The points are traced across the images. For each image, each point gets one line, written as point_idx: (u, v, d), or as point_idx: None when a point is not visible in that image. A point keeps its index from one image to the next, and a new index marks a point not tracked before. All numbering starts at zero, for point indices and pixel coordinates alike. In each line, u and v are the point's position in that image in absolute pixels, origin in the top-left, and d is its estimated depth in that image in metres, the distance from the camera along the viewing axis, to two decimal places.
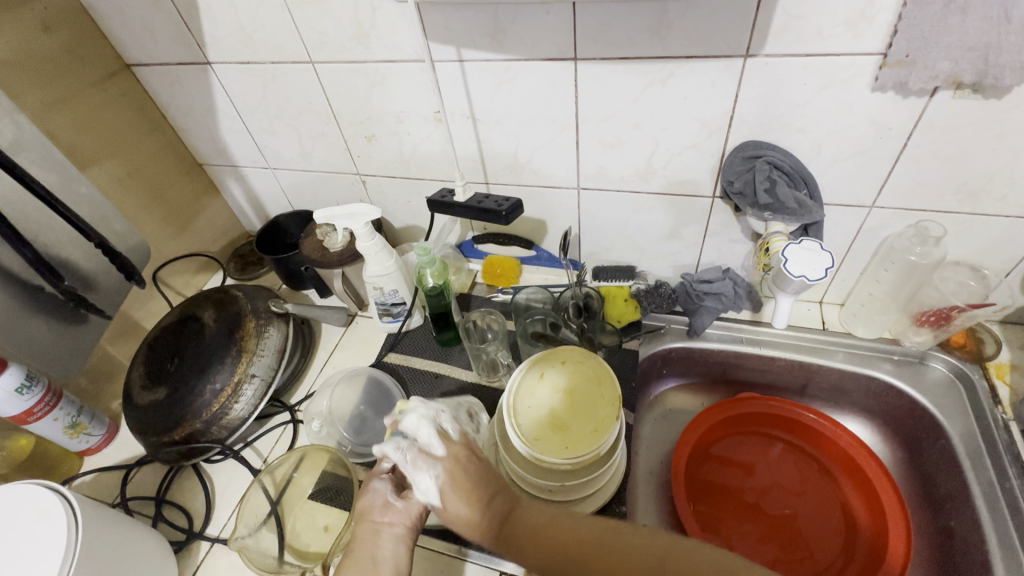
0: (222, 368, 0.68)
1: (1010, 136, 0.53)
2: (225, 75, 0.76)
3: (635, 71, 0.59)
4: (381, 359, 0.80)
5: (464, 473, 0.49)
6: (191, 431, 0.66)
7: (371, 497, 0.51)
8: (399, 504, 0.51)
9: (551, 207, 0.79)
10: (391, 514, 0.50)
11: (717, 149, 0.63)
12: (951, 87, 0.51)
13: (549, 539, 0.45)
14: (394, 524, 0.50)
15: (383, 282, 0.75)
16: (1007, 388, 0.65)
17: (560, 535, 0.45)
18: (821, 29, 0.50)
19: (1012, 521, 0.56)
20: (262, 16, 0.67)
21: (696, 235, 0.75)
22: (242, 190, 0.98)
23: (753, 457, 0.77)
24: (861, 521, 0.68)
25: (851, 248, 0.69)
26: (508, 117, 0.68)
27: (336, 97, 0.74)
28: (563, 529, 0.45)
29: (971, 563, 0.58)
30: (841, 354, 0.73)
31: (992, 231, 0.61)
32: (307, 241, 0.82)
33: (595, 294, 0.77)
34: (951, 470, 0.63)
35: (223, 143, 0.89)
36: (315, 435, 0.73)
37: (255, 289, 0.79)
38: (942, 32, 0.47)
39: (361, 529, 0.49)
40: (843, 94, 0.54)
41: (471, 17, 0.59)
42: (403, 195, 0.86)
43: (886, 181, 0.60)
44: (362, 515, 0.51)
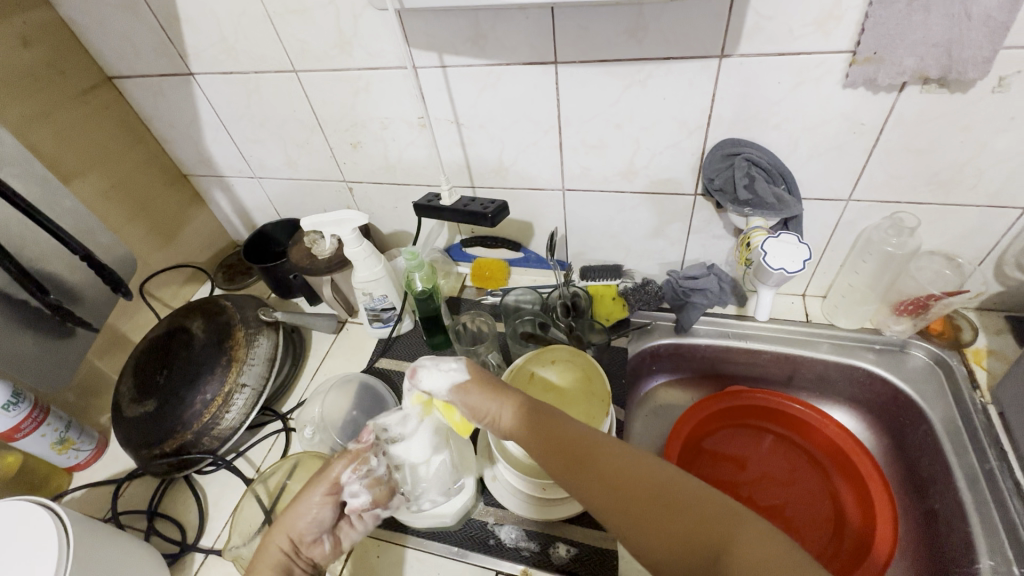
0: (213, 378, 0.68)
1: (976, 128, 0.55)
2: (209, 86, 0.77)
3: (615, 73, 0.60)
4: (373, 364, 0.81)
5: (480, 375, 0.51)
6: (182, 442, 0.66)
7: (308, 524, 0.50)
8: (327, 545, 0.52)
9: (536, 209, 0.80)
10: (314, 549, 0.51)
11: (698, 147, 0.65)
12: (919, 82, 0.53)
13: (564, 442, 0.44)
14: (310, 558, 0.51)
15: (373, 288, 0.76)
16: (985, 372, 0.67)
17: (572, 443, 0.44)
18: (792, 29, 0.52)
19: (992, 501, 0.57)
20: (244, 26, 0.67)
21: (679, 232, 0.76)
22: (228, 201, 0.98)
23: (744, 450, 0.78)
24: (849, 510, 0.69)
25: (831, 241, 0.71)
26: (491, 121, 0.69)
27: (320, 105, 0.74)
28: (574, 438, 0.45)
29: (955, 546, 0.59)
30: (825, 344, 0.75)
31: (964, 221, 0.63)
32: (296, 249, 0.82)
33: (582, 293, 0.79)
34: (933, 454, 0.65)
35: (207, 153, 0.89)
36: (308, 442, 0.71)
37: (243, 299, 0.79)
38: (907, 29, 0.49)
39: (278, 542, 0.49)
40: (815, 91, 0.56)
41: (452, 24, 0.60)
42: (390, 201, 0.87)
43: (862, 174, 0.62)
44: (288, 527, 0.50)
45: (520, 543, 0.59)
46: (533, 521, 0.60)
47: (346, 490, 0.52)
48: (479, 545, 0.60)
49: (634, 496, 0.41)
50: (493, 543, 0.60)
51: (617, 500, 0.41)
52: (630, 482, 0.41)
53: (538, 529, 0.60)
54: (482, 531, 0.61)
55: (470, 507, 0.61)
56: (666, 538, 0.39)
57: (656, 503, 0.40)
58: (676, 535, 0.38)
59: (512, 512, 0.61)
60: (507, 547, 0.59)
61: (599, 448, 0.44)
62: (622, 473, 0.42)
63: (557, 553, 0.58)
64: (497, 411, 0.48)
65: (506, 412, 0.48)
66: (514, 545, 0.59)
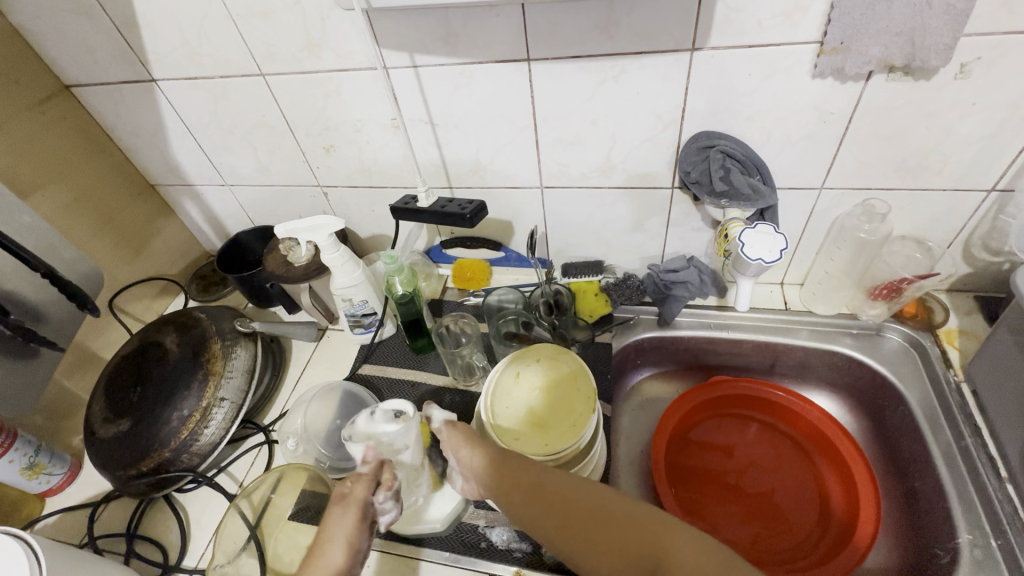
0: (189, 394, 0.67)
1: (941, 114, 0.56)
2: (172, 92, 0.74)
3: (587, 69, 0.60)
4: (355, 372, 0.79)
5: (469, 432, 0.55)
6: (159, 461, 0.64)
7: (350, 558, 0.46)
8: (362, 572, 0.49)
9: (515, 208, 0.79)
10: None
11: (673, 141, 0.65)
12: (884, 70, 0.54)
13: (519, 479, 0.50)
14: None
15: (352, 293, 0.74)
16: (957, 352, 0.68)
17: (527, 479, 0.50)
18: (760, 20, 0.52)
19: (969, 477, 0.59)
20: (207, 30, 0.65)
21: (658, 226, 0.76)
22: (199, 209, 0.95)
23: (730, 439, 0.79)
24: (833, 493, 0.71)
25: (806, 229, 0.72)
26: (466, 121, 0.69)
27: (290, 108, 0.73)
28: (531, 474, 0.50)
29: (934, 522, 0.60)
30: (804, 332, 0.76)
31: (931, 205, 0.65)
32: (271, 257, 0.80)
33: (564, 290, 0.79)
34: (911, 433, 0.67)
35: (175, 162, 0.86)
36: (291, 454, 0.70)
37: (218, 310, 0.77)
38: (872, 18, 0.50)
39: None
40: (785, 83, 0.57)
41: (421, 23, 0.59)
42: (366, 205, 0.85)
43: (833, 162, 0.63)
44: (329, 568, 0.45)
45: (512, 545, 0.59)
46: None
47: (376, 512, 0.49)
48: (470, 549, 0.59)
49: (583, 522, 0.47)
50: (485, 546, 0.59)
51: (571, 528, 0.47)
52: (580, 511, 0.48)
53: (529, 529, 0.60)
54: (473, 535, 0.60)
55: (459, 511, 0.61)
56: (612, 557, 0.46)
57: (604, 528, 0.47)
58: (621, 554, 0.45)
59: (502, 514, 0.61)
60: (499, 549, 0.59)
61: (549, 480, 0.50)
62: (573, 504, 0.48)
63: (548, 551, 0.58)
64: (469, 458, 0.53)
65: (474, 456, 0.52)
66: (506, 547, 0.59)
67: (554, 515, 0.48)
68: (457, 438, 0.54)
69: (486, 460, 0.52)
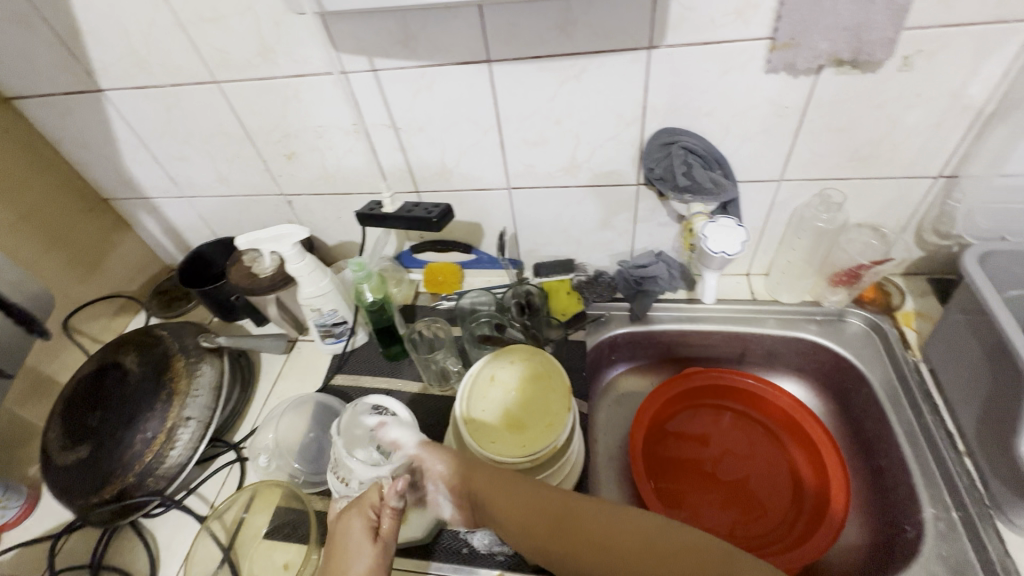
0: (152, 415, 0.64)
1: (888, 105, 0.58)
2: (122, 102, 0.71)
3: (548, 69, 0.60)
4: (328, 383, 0.77)
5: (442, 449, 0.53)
6: (123, 487, 0.62)
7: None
8: None
9: (484, 210, 0.79)
10: None
11: (636, 138, 0.66)
12: (833, 65, 0.55)
13: (534, 507, 0.49)
14: None
15: (321, 303, 0.73)
16: (914, 333, 0.71)
17: (542, 506, 0.49)
18: (714, 18, 0.53)
19: (930, 453, 0.61)
20: (156, 37, 0.63)
21: (626, 223, 0.77)
22: (157, 223, 0.92)
23: (705, 428, 0.80)
24: (805, 475, 0.73)
25: (768, 220, 0.73)
26: (429, 124, 0.68)
27: (248, 115, 0.71)
28: (553, 507, 0.49)
29: (898, 498, 0.63)
30: (772, 320, 0.77)
31: (884, 194, 0.67)
32: (234, 269, 0.77)
33: (535, 290, 0.79)
34: (875, 413, 0.69)
35: (128, 174, 0.83)
36: (264, 470, 0.69)
37: (181, 326, 0.74)
38: (819, 15, 0.51)
39: None
40: (741, 78, 0.58)
41: (379, 26, 0.58)
42: (332, 212, 0.84)
43: (790, 155, 0.64)
44: None
45: (494, 549, 0.59)
46: None
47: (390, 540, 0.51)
48: (452, 556, 0.59)
49: (614, 546, 0.47)
50: (467, 551, 0.59)
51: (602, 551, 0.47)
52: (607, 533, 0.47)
53: None
54: (455, 541, 0.60)
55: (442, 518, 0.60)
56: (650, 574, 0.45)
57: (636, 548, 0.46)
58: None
59: None
60: (481, 554, 0.58)
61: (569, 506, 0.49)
62: (604, 532, 0.48)
63: None
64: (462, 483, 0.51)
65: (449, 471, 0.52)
66: (488, 551, 0.58)
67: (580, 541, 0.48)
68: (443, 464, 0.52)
69: (490, 489, 0.50)
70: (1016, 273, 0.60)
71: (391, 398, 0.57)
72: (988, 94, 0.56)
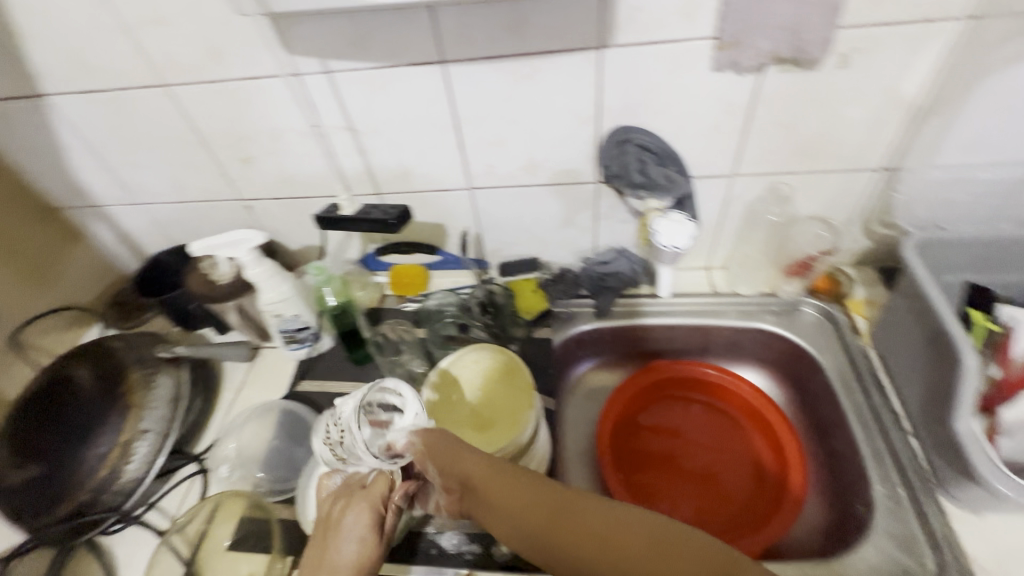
0: (107, 429, 0.63)
1: (829, 102, 0.60)
2: (67, 108, 0.69)
3: (502, 69, 0.60)
4: (293, 389, 0.76)
5: (435, 439, 0.49)
6: (77, 504, 0.60)
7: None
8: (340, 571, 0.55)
9: (446, 211, 0.79)
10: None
11: (592, 137, 0.67)
12: (775, 63, 0.57)
13: (534, 502, 0.45)
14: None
15: (282, 309, 0.72)
16: (864, 321, 0.74)
17: (544, 502, 0.45)
18: (660, 18, 0.55)
19: (879, 435, 0.64)
20: (98, 40, 0.61)
21: (588, 220, 0.78)
22: (112, 232, 0.89)
23: (678, 421, 0.81)
24: (768, 462, 0.75)
25: (724, 215, 0.75)
26: (387, 125, 0.67)
27: (201, 119, 0.69)
28: (550, 497, 0.45)
29: (851, 479, 0.65)
30: (731, 312, 0.80)
31: (831, 187, 0.70)
32: (192, 277, 0.76)
33: (499, 289, 0.80)
34: (829, 399, 0.72)
35: (77, 182, 0.80)
36: (225, 481, 0.69)
37: (136, 337, 0.72)
38: (761, 14, 0.53)
39: None
40: (689, 77, 0.59)
41: (330, 28, 0.58)
42: (293, 216, 0.82)
43: (741, 151, 0.66)
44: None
45: (463, 548, 0.59)
46: (472, 523, 0.60)
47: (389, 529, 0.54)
48: (420, 557, 0.59)
49: (623, 551, 0.41)
50: (435, 553, 0.59)
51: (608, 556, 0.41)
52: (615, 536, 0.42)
53: (479, 529, 0.60)
54: (423, 542, 0.60)
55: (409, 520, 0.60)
56: None
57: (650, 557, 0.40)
58: None
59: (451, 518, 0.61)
60: (450, 554, 0.58)
61: (573, 504, 0.45)
62: (612, 534, 0.42)
63: (499, 550, 0.58)
64: (456, 471, 0.48)
65: (443, 463, 0.48)
66: (456, 551, 0.59)
67: (584, 544, 0.43)
68: (434, 454, 0.48)
69: (486, 481, 0.47)
70: (953, 259, 0.63)
71: (406, 391, 0.51)
72: (921, 89, 0.58)
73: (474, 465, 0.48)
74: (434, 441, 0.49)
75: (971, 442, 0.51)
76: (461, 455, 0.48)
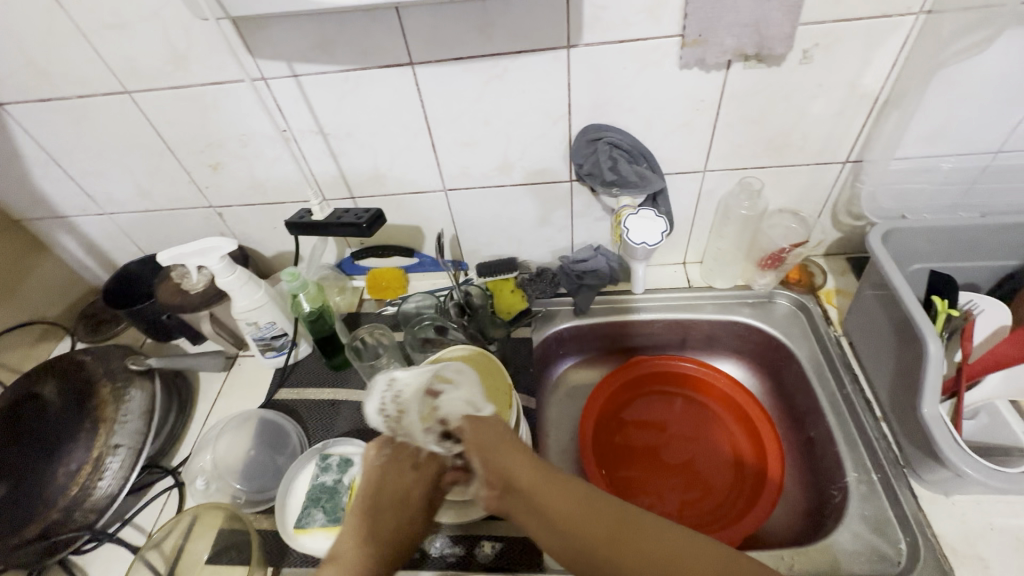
0: (76, 446, 0.61)
1: (794, 97, 0.61)
2: (25, 117, 0.67)
3: (471, 70, 0.60)
4: (271, 397, 0.75)
5: (495, 432, 0.49)
6: (48, 524, 0.58)
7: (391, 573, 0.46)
8: None
9: (422, 213, 0.78)
10: None
11: (564, 135, 0.67)
12: (741, 59, 0.58)
13: (584, 510, 0.44)
14: None
15: (256, 316, 0.71)
16: (835, 310, 0.76)
17: (596, 510, 0.44)
18: (626, 16, 0.55)
19: (851, 421, 0.65)
20: (55, 46, 0.59)
21: (564, 219, 0.78)
22: (79, 243, 0.87)
23: (662, 416, 0.82)
24: (746, 452, 0.76)
25: (697, 210, 0.76)
26: (358, 128, 0.67)
27: (166, 126, 0.68)
28: (604, 509, 0.44)
29: (826, 465, 0.67)
30: (709, 306, 0.81)
31: (800, 180, 0.71)
32: (162, 287, 0.74)
33: (475, 290, 0.80)
34: (804, 388, 0.73)
35: (39, 193, 0.78)
36: (203, 494, 0.67)
37: (106, 349, 0.71)
38: (722, 12, 0.54)
39: None
40: (657, 74, 0.60)
41: (295, 31, 0.57)
42: (266, 222, 0.81)
43: (711, 146, 0.67)
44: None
45: (445, 551, 0.58)
46: (455, 525, 0.60)
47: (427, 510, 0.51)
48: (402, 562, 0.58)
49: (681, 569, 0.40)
50: (418, 557, 0.58)
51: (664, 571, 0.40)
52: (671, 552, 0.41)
53: (462, 532, 0.60)
54: None
55: None
56: None
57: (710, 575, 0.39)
58: None
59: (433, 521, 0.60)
60: (432, 558, 0.58)
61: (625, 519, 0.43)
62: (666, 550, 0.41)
63: (482, 551, 0.58)
64: (507, 468, 0.47)
65: (499, 456, 0.47)
66: (439, 554, 0.58)
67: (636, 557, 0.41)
68: (491, 446, 0.48)
69: (535, 482, 0.46)
70: (918, 248, 0.65)
71: (467, 376, 0.54)
72: (881, 83, 0.60)
73: (525, 465, 0.47)
74: (492, 434, 0.49)
75: (937, 424, 0.52)
76: (515, 452, 0.48)
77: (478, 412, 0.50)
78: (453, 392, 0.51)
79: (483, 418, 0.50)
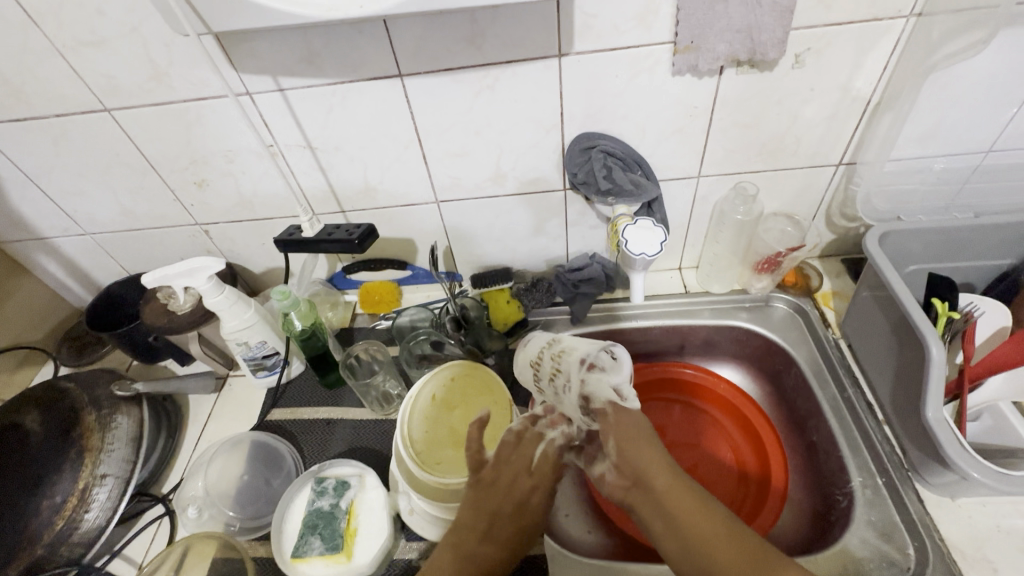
0: (61, 477, 0.59)
1: (787, 101, 0.61)
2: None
3: (462, 80, 0.59)
4: (264, 418, 0.73)
5: (640, 429, 0.53)
6: (33, 559, 0.56)
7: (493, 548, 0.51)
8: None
9: (415, 226, 0.77)
10: None
11: (557, 144, 0.66)
12: (733, 64, 0.58)
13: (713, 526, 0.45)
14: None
15: (247, 336, 0.69)
16: (833, 312, 0.76)
17: (729, 531, 0.45)
18: (617, 24, 0.54)
19: (853, 424, 0.65)
20: (30, 64, 0.57)
21: (558, 228, 0.78)
22: (59, 265, 0.84)
23: (661, 421, 0.80)
24: (749, 459, 0.75)
25: (692, 215, 0.76)
26: (346, 142, 0.66)
27: (148, 143, 0.66)
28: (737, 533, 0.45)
29: (830, 470, 0.66)
30: (706, 312, 0.80)
31: (793, 184, 0.71)
32: (148, 309, 0.73)
33: (470, 303, 0.79)
34: (805, 392, 0.72)
35: (16, 215, 0.75)
36: (194, 523, 0.63)
37: (91, 375, 0.69)
38: (714, 18, 0.53)
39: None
40: (650, 81, 0.59)
41: (281, 45, 0.56)
42: (255, 239, 0.80)
43: (704, 152, 0.67)
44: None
45: None
46: None
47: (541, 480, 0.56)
48: None
49: None
50: None
51: None
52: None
53: None
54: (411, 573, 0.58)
55: (390, 548, 0.59)
56: None
57: None
58: None
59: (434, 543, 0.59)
60: None
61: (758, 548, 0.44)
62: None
63: None
64: (640, 464, 0.50)
65: (638, 450, 0.51)
66: None
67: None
68: (629, 439, 0.52)
69: (668, 487, 0.49)
70: (914, 250, 0.65)
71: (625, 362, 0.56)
72: (872, 86, 0.60)
73: (660, 470, 0.50)
74: (632, 429, 0.53)
75: (941, 427, 0.52)
76: (652, 454, 0.51)
77: (622, 399, 0.55)
78: (603, 375, 0.56)
79: (628, 410, 0.54)
